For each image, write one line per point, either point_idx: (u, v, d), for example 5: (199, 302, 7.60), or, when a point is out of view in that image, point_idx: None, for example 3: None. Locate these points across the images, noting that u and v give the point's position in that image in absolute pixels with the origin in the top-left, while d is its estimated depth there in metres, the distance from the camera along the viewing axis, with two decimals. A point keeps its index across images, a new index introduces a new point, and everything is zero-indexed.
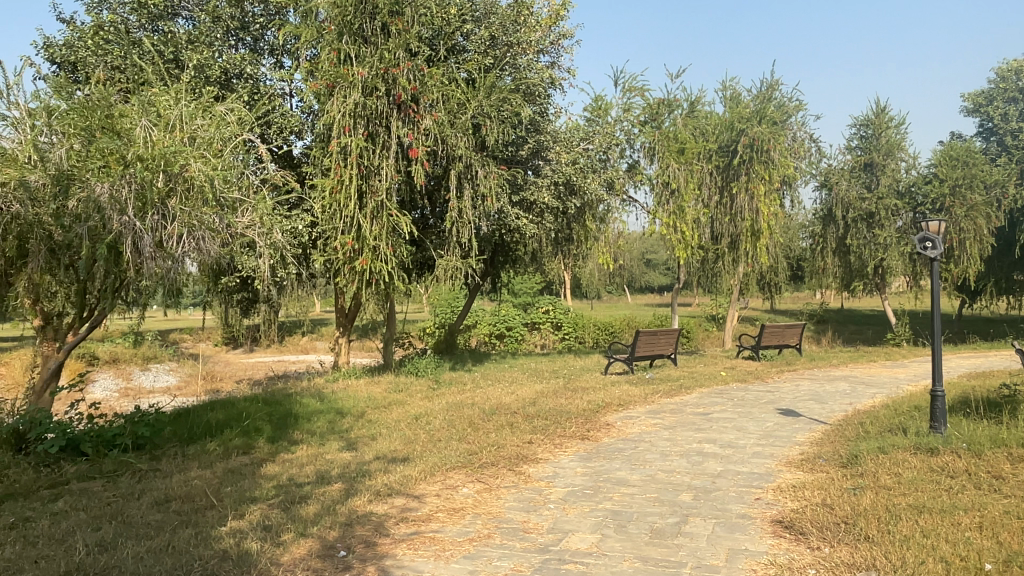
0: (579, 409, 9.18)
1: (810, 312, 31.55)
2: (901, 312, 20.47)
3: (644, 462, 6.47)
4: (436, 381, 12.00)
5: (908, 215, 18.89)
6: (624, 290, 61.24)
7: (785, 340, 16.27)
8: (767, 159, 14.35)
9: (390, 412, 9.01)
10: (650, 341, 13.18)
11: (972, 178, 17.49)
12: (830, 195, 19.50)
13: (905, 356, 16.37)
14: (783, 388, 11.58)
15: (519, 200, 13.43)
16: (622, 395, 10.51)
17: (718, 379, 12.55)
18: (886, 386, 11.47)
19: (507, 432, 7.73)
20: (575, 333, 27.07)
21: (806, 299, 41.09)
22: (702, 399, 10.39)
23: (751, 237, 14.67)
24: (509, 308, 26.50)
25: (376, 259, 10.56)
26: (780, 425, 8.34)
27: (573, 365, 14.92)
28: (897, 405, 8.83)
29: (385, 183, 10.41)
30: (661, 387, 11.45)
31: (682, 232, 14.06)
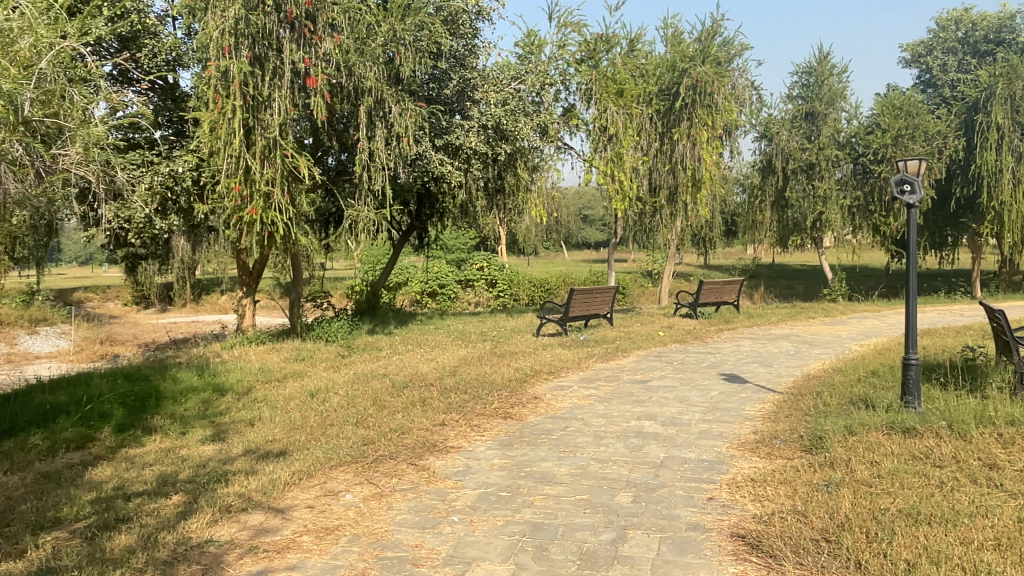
0: (502, 378, 8.06)
1: (744, 267, 31.34)
2: (838, 267, 20.12)
3: (573, 447, 5.40)
4: (345, 348, 10.66)
5: (850, 167, 18.07)
6: (560, 245, 60.47)
7: (723, 297, 15.58)
8: (710, 103, 13.34)
9: (282, 387, 7.68)
10: (585, 299, 12.16)
11: (915, 127, 17.02)
12: (771, 145, 18.80)
13: (843, 313, 15.92)
14: (725, 349, 10.75)
15: (442, 143, 12.02)
16: (552, 360, 9.45)
17: (656, 340, 11.64)
18: (832, 346, 10.79)
19: (415, 411, 6.55)
20: (509, 290, 25.95)
21: (739, 255, 41.12)
22: (640, 363, 9.43)
23: (692, 187, 13.67)
24: (442, 265, 25.39)
25: (269, 209, 9.07)
26: (727, 393, 7.42)
27: (502, 326, 13.78)
28: (852, 370, 8.04)
29: (278, 118, 8.89)
30: (596, 350, 10.45)
31: (620, 180, 12.90)
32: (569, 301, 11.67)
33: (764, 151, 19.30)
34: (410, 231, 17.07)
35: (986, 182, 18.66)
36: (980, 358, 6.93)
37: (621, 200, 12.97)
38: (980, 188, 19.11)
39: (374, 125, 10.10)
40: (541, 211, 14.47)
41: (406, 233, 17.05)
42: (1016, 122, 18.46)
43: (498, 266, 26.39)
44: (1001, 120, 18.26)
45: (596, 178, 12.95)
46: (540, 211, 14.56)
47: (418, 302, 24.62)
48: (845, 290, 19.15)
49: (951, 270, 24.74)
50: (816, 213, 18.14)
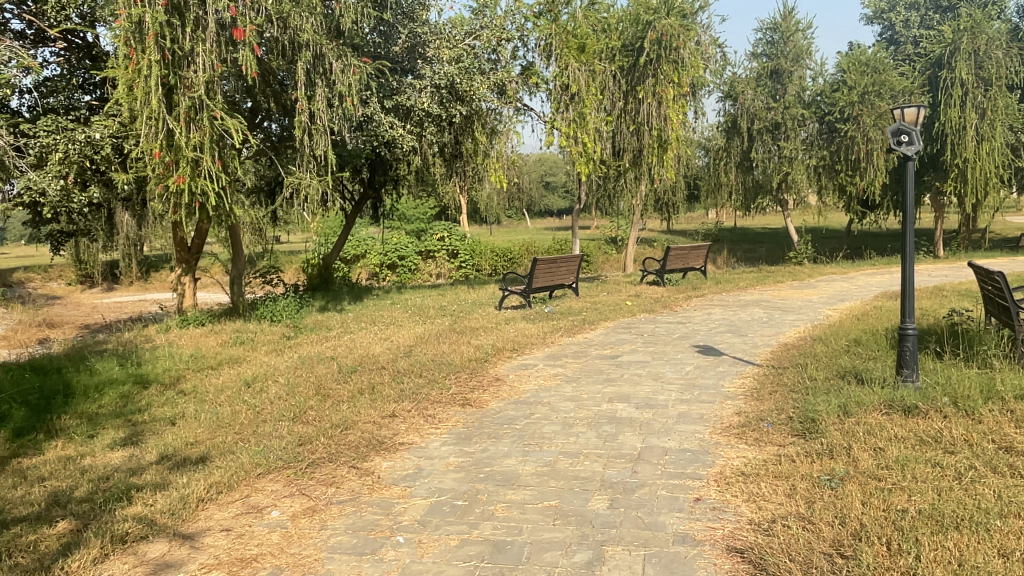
0: (461, 359, 7.39)
1: (707, 231, 31.09)
2: (803, 229, 19.85)
3: (539, 439, 4.79)
4: (292, 328, 9.88)
5: (816, 126, 17.65)
6: (522, 213, 59.73)
7: (690, 263, 15.11)
8: (676, 58, 12.67)
9: (215, 377, 6.92)
10: (549, 268, 11.55)
11: (881, 84, 16.63)
12: (735, 106, 18.21)
13: (810, 276, 15.62)
14: (696, 318, 10.25)
15: (392, 105, 11.23)
16: (515, 336, 8.82)
17: (625, 309, 11.11)
18: (805, 312, 10.37)
19: (361, 401, 5.85)
20: (471, 261, 25.31)
21: (701, 220, 40.94)
22: (609, 337, 8.86)
23: (658, 149, 13.02)
24: (402, 235, 24.53)
25: (198, 176, 8.18)
26: (703, 367, 6.88)
27: (463, 299, 13.10)
28: (833, 338, 7.57)
29: (203, 75, 7.97)
30: (561, 322, 9.85)
31: (584, 142, 12.14)
32: (532, 271, 11.05)
33: (729, 111, 18.75)
34: (363, 201, 16.17)
35: (950, 139, 18.45)
36: (969, 324, 6.50)
37: (586, 164, 12.24)
38: (944, 145, 18.95)
39: (314, 83, 9.20)
40: (500, 177, 13.70)
41: (358, 203, 16.14)
42: (979, 78, 18.24)
43: (459, 235, 25.51)
44: (964, 77, 18.01)
45: (557, 141, 12.22)
46: (500, 177, 13.77)
47: (378, 275, 23.80)
48: (811, 252, 18.89)
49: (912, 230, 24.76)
50: (782, 174, 17.76)
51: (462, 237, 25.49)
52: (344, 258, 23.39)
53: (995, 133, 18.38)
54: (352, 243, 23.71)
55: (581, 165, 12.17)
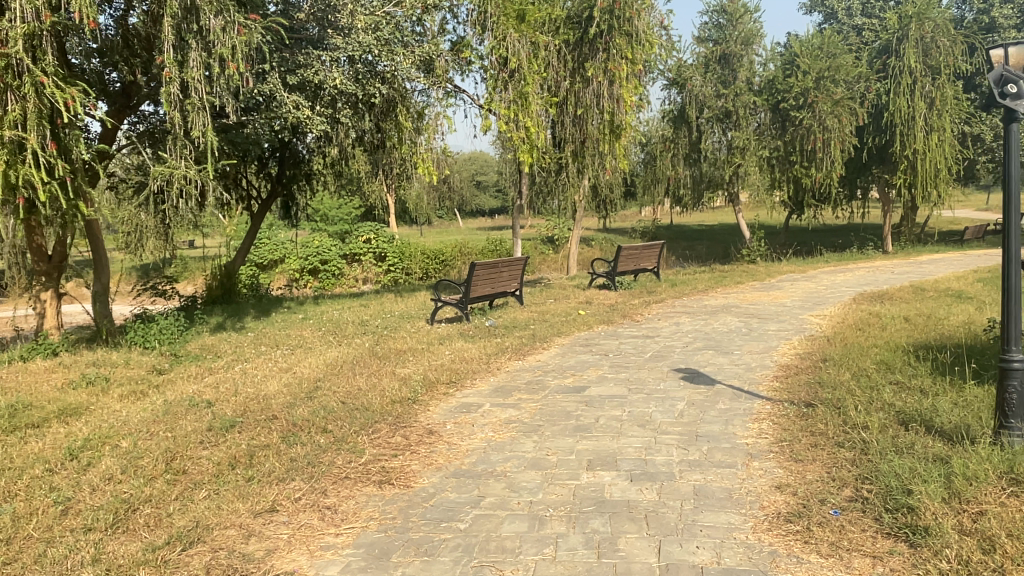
0: (381, 400, 5.57)
1: (645, 229, 30.05)
2: (753, 225, 18.81)
3: (498, 555, 3.05)
4: (171, 358, 7.84)
5: (767, 115, 16.65)
6: (454, 214, 57.75)
7: (641, 264, 13.69)
8: (630, 31, 11.27)
9: (28, 446, 4.88)
10: (490, 274, 9.90)
11: (837, 67, 15.71)
12: (682, 93, 16.85)
13: (768, 275, 14.44)
14: (663, 329, 8.74)
15: (296, 81, 9.41)
16: (451, 363, 7.07)
17: (581, 320, 9.51)
18: (785, 319, 9.02)
19: (229, 486, 3.97)
20: (401, 264, 23.30)
21: (636, 218, 40.02)
22: (567, 359, 7.21)
23: (609, 136, 11.48)
24: (324, 238, 22.59)
25: (20, 164, 6.17)
26: (698, 404, 5.29)
27: (390, 311, 11.26)
28: (846, 354, 6.15)
29: (22, 26, 6.08)
30: (506, 340, 8.17)
31: (529, 125, 10.38)
32: (470, 278, 9.41)
33: (675, 99, 17.41)
34: (272, 198, 14.02)
35: (899, 130, 17.72)
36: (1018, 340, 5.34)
37: (530, 152, 10.50)
38: (892, 137, 18.23)
39: (186, 44, 7.37)
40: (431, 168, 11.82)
41: (267, 201, 13.96)
42: (927, 66, 17.57)
43: (387, 237, 23.75)
44: (913, 65, 17.29)
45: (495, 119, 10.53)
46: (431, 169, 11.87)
47: (298, 281, 21.53)
48: (763, 249, 17.83)
49: (853, 225, 24.27)
50: (732, 167, 16.57)
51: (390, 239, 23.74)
52: (258, 263, 21.35)
53: (943, 124, 17.76)
54: (268, 246, 21.67)
55: (523, 153, 10.46)
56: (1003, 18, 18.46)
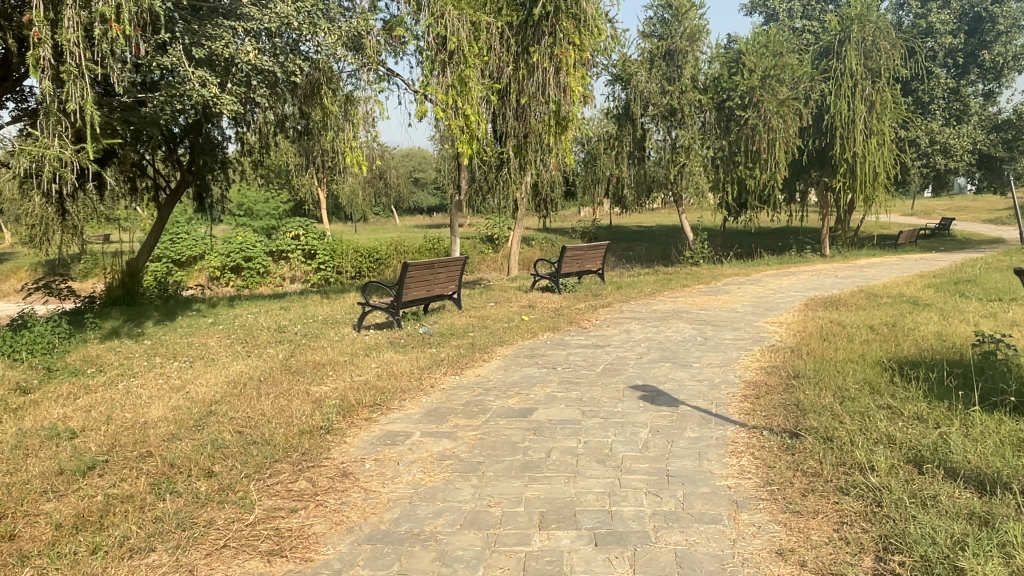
0: (286, 432, 4.60)
1: (584, 229, 29.58)
2: (696, 227, 18.46)
3: None
4: (41, 374, 6.61)
5: (713, 114, 16.20)
6: (390, 211, 56.20)
7: (585, 265, 13.00)
8: (576, 14, 10.53)
9: None
10: (424, 276, 8.95)
11: (782, 66, 15.46)
12: (627, 90, 16.20)
13: (714, 278, 14.00)
14: (613, 337, 8.00)
15: (203, 55, 8.27)
16: (373, 380, 6.13)
17: (523, 326, 8.70)
18: (740, 325, 8.44)
19: (59, 567, 2.94)
20: (331, 262, 21.96)
21: (575, 218, 39.62)
22: (509, 373, 6.36)
23: (554, 128, 10.71)
24: (249, 234, 21.33)
25: None
26: (664, 432, 4.53)
27: (312, 316, 10.19)
28: (819, 368, 5.54)
29: None
30: (440, 351, 7.27)
31: (469, 114, 9.49)
32: (403, 280, 8.43)
33: (619, 96, 16.78)
34: (181, 188, 12.66)
35: (839, 133, 17.67)
36: (1009, 355, 4.88)
37: (468, 143, 9.63)
38: (832, 140, 18.17)
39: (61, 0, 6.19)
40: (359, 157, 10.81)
41: (176, 191, 12.60)
42: (867, 70, 17.60)
43: (318, 234, 22.28)
44: (854, 68, 17.27)
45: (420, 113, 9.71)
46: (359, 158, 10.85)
47: (219, 279, 20.38)
48: (706, 252, 17.47)
49: (790, 228, 24.37)
50: (676, 166, 16.09)
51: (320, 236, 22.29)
52: (175, 259, 20.11)
53: (881, 128, 17.85)
54: (187, 242, 20.47)
55: (462, 145, 9.60)
56: (940, 22, 19.23)
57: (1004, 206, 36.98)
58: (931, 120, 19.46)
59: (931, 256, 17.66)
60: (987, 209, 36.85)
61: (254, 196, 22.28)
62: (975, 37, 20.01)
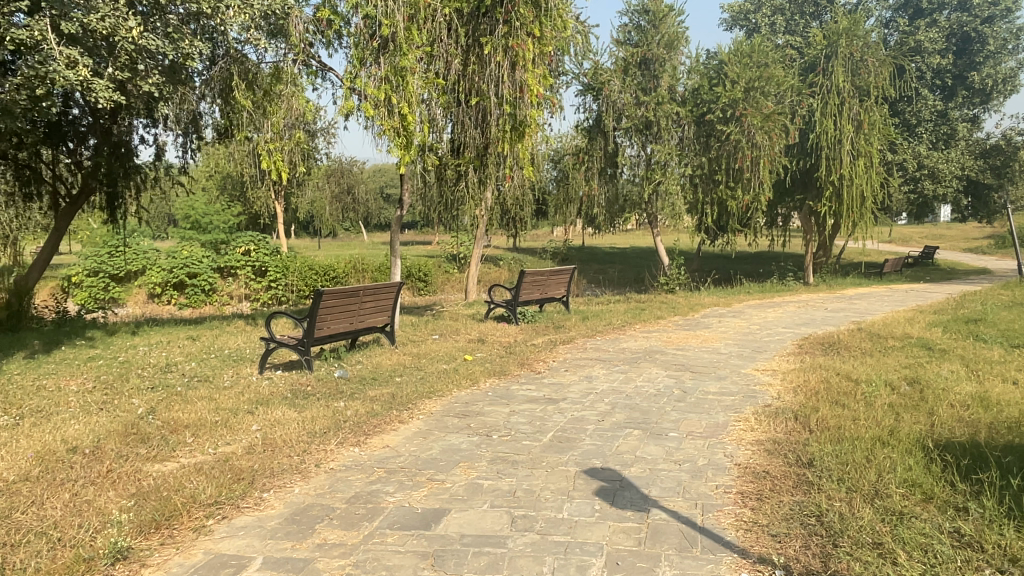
0: (46, 564, 3.00)
1: (556, 249, 28.18)
2: (672, 251, 17.13)
3: None
4: None
5: (692, 128, 14.92)
6: (360, 228, 54.44)
7: (547, 291, 11.51)
8: (538, 2, 9.16)
9: None
10: (345, 305, 7.36)
11: (767, 78, 14.25)
12: (599, 100, 14.87)
13: (692, 308, 12.63)
14: (570, 388, 6.48)
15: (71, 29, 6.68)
16: (235, 454, 4.53)
17: (465, 369, 7.16)
18: (725, 373, 7.00)
19: None
20: (282, 281, 20.12)
21: (548, 238, 38.22)
22: (428, 444, 4.80)
23: (509, 133, 9.44)
24: (195, 248, 19.57)
25: None
26: (625, 567, 3.00)
27: (218, 351, 8.53)
28: (839, 450, 4.12)
29: None
30: (349, 406, 5.68)
31: (409, 118, 7.98)
32: (315, 311, 6.83)
33: (591, 107, 15.45)
34: (85, 195, 10.94)
35: (825, 154, 16.54)
36: None
37: (407, 151, 8.12)
38: (818, 161, 17.04)
39: None
40: (275, 159, 8.76)
41: (77, 196, 10.86)
42: (855, 87, 16.55)
43: (269, 249, 20.54)
44: (841, 84, 16.20)
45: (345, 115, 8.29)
46: (275, 161, 8.80)
47: (159, 296, 18.74)
48: (683, 278, 16.12)
49: (771, 254, 23.20)
50: (651, 184, 14.74)
51: (273, 251, 20.57)
52: (112, 274, 18.43)
53: (868, 149, 16.77)
54: (127, 254, 18.82)
55: (401, 152, 8.10)
56: (929, 41, 18.23)
57: (979, 234, 36.41)
58: (918, 143, 18.52)
59: (921, 287, 16.54)
60: (964, 237, 36.27)
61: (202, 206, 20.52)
62: (962, 58, 19.14)
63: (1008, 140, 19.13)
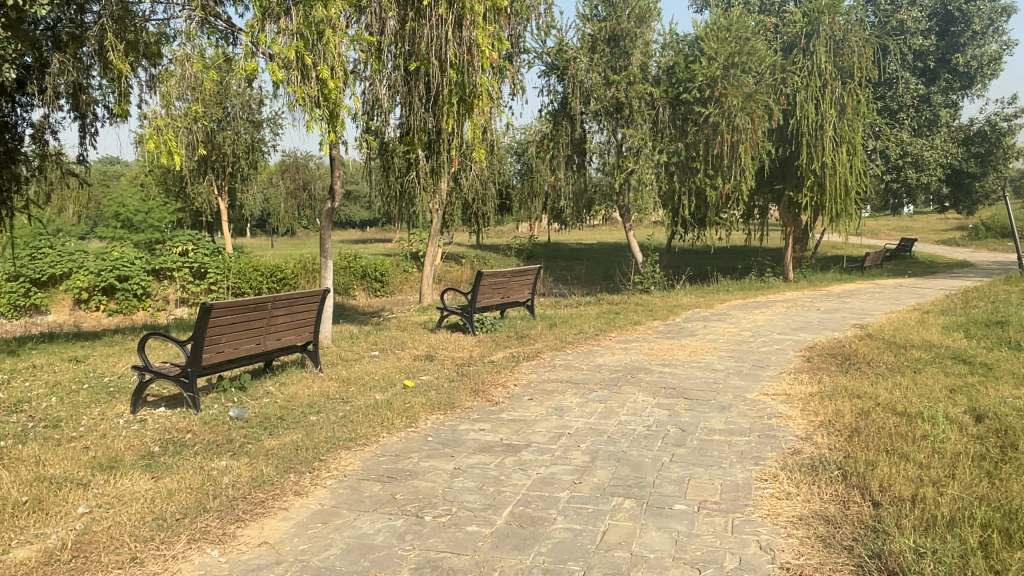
0: None
1: (521, 246, 26.72)
2: (645, 247, 15.79)
3: None
4: None
5: (667, 111, 13.59)
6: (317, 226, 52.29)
7: (509, 295, 10.00)
8: None
9: None
10: (248, 322, 5.76)
11: (749, 54, 12.93)
12: (564, 82, 13.46)
13: (672, 310, 11.25)
14: (536, 427, 4.99)
15: None
16: (16, 572, 2.94)
17: (402, 400, 5.64)
18: (729, 400, 5.59)
19: None
20: (224, 283, 18.19)
21: (513, 234, 36.80)
22: (327, 537, 3.26)
23: (455, 107, 8.35)
24: (127, 248, 17.49)
25: None
26: None
27: (98, 378, 6.84)
28: (941, 547, 2.77)
29: None
30: (230, 468, 4.11)
31: (330, 85, 6.36)
32: (202, 333, 5.23)
33: (556, 89, 13.99)
34: None
35: (806, 140, 15.35)
36: None
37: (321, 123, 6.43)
38: (798, 148, 15.88)
39: None
40: (166, 137, 7.20)
41: None
42: (837, 68, 15.40)
43: (210, 249, 18.70)
44: (824, 65, 15.01)
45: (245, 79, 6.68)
46: (168, 140, 7.27)
47: (87, 302, 16.51)
48: (658, 276, 14.80)
49: (747, 249, 22.11)
50: (622, 174, 13.38)
51: (214, 251, 18.69)
52: (33, 278, 16.47)
53: (852, 135, 15.64)
54: (50, 256, 16.95)
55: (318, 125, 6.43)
56: (912, 20, 17.14)
57: (947, 227, 36.02)
58: (900, 129, 17.46)
59: (910, 283, 15.47)
60: (932, 229, 35.84)
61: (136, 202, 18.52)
62: (944, 40, 18.14)
63: (992, 126, 18.23)
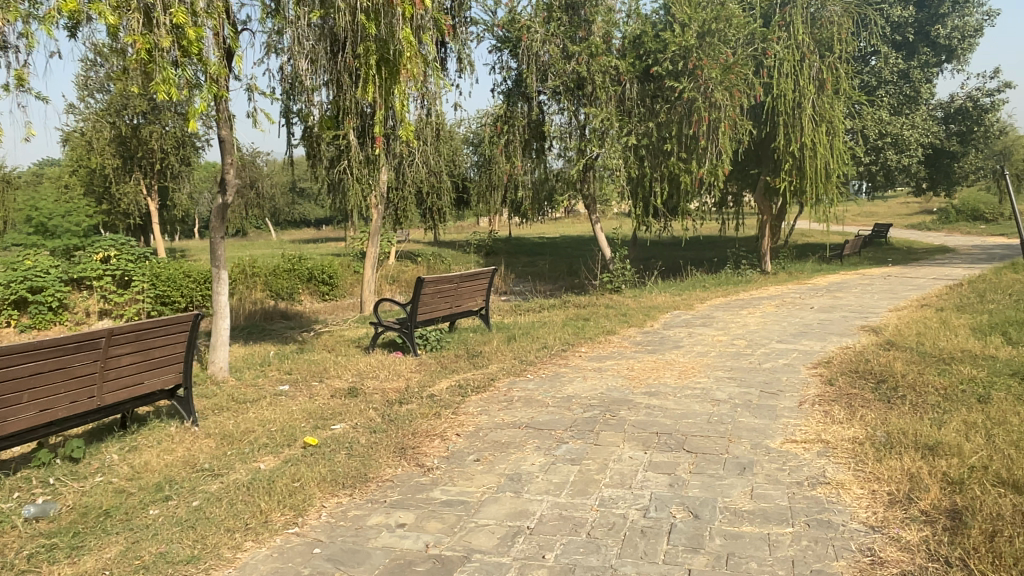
0: None
1: (479, 242, 25.10)
2: (612, 240, 14.31)
3: None
4: None
5: (635, 86, 12.10)
6: (268, 225, 49.84)
7: (457, 304, 8.36)
8: None
9: None
10: (68, 372, 4.07)
11: (726, 18, 11.48)
12: (517, 55, 11.87)
13: (648, 314, 9.77)
14: (480, 517, 3.39)
15: None
16: None
17: (292, 471, 4.00)
18: (749, 453, 4.08)
19: None
20: (155, 292, 14.14)
21: (472, 228, 35.15)
22: None
23: (376, 71, 7.05)
24: (40, 257, 14.00)
25: None
26: None
27: None
28: None
29: None
30: None
31: (189, 34, 5.04)
32: None
33: (510, 65, 12.39)
34: None
35: (783, 120, 14.02)
36: None
37: (166, 85, 5.03)
38: (775, 128, 14.59)
39: None
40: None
41: None
42: (815, 41, 14.09)
43: (139, 255, 15.04)
44: (801, 37, 13.65)
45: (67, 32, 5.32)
46: None
47: None
48: (628, 274, 13.33)
49: (718, 240, 20.83)
50: (586, 160, 11.81)
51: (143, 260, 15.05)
52: None
53: (834, 113, 14.38)
54: None
55: (157, 84, 5.02)
56: None
57: (910, 211, 35.45)
58: (880, 107, 16.29)
59: (898, 272, 14.27)
60: (896, 214, 35.31)
61: (50, 206, 16.45)
62: (923, 11, 17.16)
63: (973, 102, 17.23)
